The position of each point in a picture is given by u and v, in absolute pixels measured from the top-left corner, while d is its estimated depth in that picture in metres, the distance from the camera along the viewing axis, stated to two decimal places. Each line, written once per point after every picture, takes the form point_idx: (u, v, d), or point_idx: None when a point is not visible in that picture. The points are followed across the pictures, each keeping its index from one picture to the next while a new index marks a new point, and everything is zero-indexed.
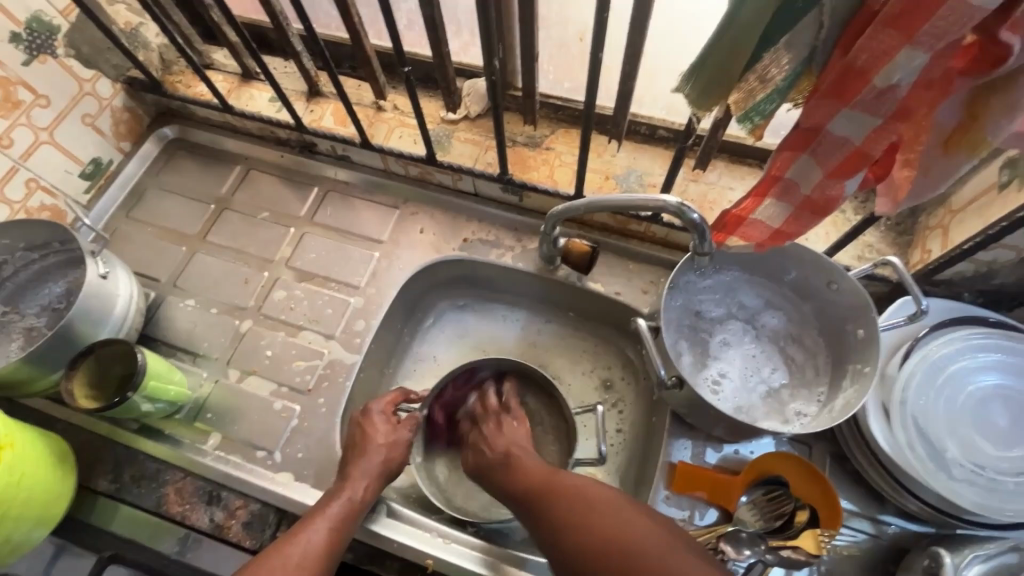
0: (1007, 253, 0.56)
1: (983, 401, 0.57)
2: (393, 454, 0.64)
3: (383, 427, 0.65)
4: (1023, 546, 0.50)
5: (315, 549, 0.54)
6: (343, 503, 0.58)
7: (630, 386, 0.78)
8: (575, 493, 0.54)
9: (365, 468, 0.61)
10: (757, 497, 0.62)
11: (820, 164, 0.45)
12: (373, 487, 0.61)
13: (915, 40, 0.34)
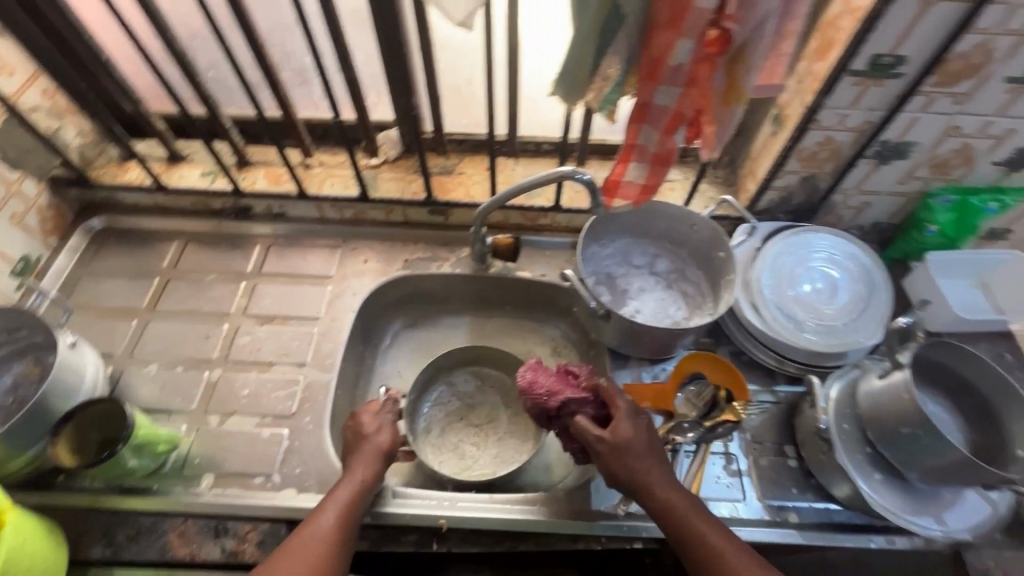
0: (792, 176, 0.82)
1: (810, 277, 0.80)
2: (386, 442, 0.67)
3: (370, 420, 0.68)
4: (859, 364, 0.70)
5: (326, 533, 0.58)
6: (349, 490, 0.62)
7: (572, 354, 0.93)
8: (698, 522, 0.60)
9: (364, 457, 0.65)
10: (689, 393, 0.78)
11: (656, 128, 0.65)
12: (376, 470, 0.64)
13: (682, 33, 0.55)
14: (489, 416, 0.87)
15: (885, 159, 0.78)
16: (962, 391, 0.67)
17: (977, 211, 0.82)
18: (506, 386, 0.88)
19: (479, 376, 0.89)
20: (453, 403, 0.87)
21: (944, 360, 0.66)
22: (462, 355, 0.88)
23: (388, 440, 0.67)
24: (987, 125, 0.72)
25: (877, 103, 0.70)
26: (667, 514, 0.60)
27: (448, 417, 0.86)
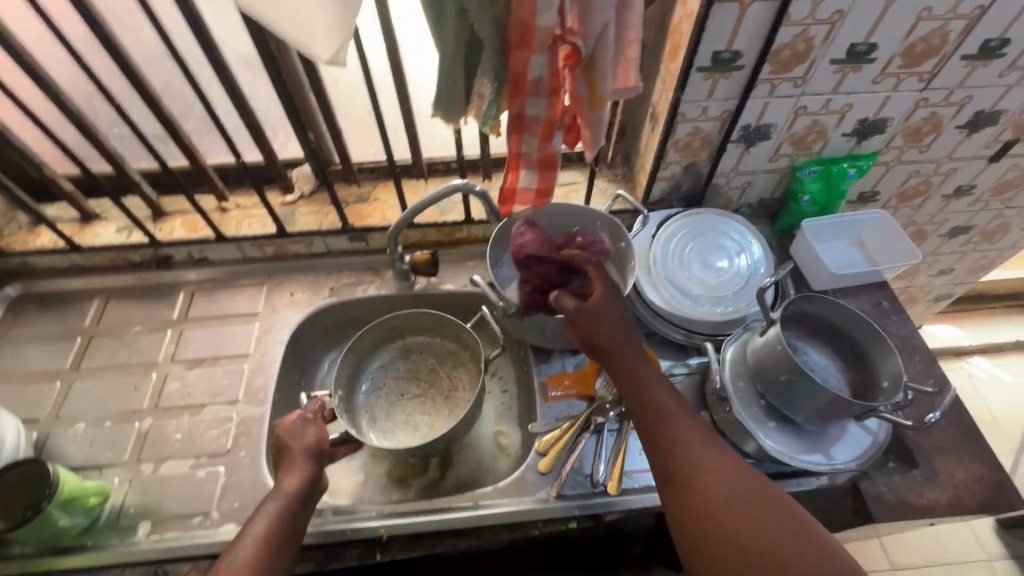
0: (674, 166, 0.90)
1: (702, 255, 0.85)
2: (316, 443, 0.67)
3: (297, 429, 0.68)
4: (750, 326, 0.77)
5: (249, 557, 0.56)
6: (277, 506, 0.61)
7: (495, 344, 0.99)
8: (694, 440, 0.60)
9: (290, 465, 0.65)
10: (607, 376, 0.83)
11: (534, 135, 0.72)
12: (306, 477, 0.64)
13: (534, 50, 0.62)
14: (431, 379, 0.94)
15: (751, 142, 0.87)
16: (834, 335, 0.74)
17: (839, 178, 0.92)
18: (438, 343, 0.96)
19: (405, 346, 0.96)
20: (393, 381, 0.94)
21: (812, 311, 0.74)
22: (384, 337, 0.94)
23: (312, 440, 0.67)
24: (827, 102, 0.82)
25: (729, 92, 0.78)
26: (654, 425, 0.62)
27: (389, 396, 0.93)
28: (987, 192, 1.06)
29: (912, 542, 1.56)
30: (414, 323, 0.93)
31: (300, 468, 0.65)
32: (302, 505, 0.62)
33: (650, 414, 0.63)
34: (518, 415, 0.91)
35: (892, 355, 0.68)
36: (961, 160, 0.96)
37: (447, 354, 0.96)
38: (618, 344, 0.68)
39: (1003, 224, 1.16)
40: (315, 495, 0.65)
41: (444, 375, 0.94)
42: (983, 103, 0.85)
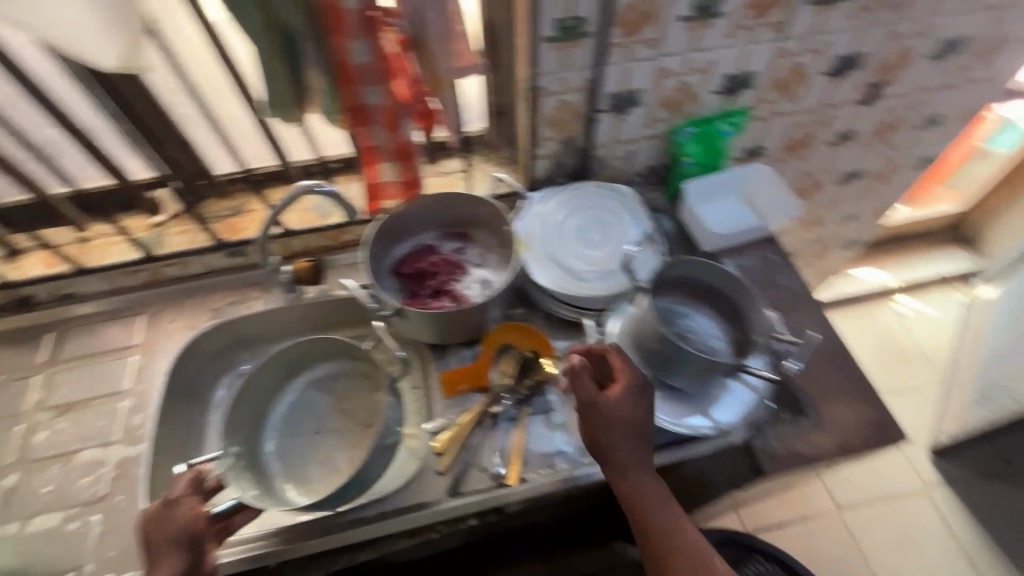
0: (550, 142, 0.88)
1: (587, 230, 0.83)
2: (191, 528, 0.60)
3: (171, 511, 0.61)
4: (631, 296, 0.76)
5: None
6: None
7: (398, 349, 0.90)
8: (677, 540, 0.63)
9: (160, 557, 0.58)
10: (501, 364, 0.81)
11: (380, 126, 0.69)
12: (180, 568, 0.58)
13: (349, 36, 0.59)
14: (345, 410, 0.85)
15: (623, 110, 0.85)
16: (713, 296, 0.74)
17: (716, 136, 0.91)
18: (349, 367, 0.87)
19: (312, 378, 0.87)
20: (304, 420, 0.84)
21: (691, 274, 0.74)
22: (284, 372, 0.85)
23: (187, 523, 0.60)
24: (688, 61, 0.81)
25: (584, 61, 0.76)
26: (644, 510, 0.63)
27: (300, 440, 0.83)
28: (869, 135, 1.07)
29: (854, 481, 1.62)
30: (314, 348, 0.84)
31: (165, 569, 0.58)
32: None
33: (641, 495, 0.63)
34: None
35: (763, 312, 0.68)
36: (835, 107, 0.97)
37: (358, 377, 0.87)
38: (633, 454, 0.63)
39: (892, 165, 1.19)
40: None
41: (358, 399, 0.85)
42: (842, 47, 0.85)
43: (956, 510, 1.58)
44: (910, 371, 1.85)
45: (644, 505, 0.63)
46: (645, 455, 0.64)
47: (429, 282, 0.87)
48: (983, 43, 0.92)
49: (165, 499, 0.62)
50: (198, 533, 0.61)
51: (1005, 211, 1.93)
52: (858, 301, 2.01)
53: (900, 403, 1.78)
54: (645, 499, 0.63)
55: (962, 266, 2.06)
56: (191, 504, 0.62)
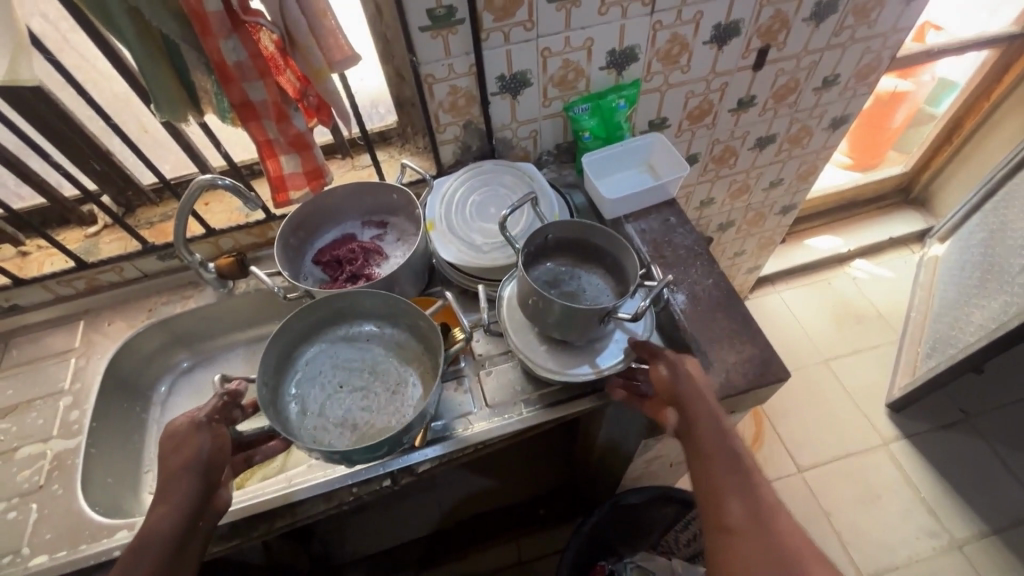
0: (451, 128, 0.93)
1: (485, 206, 0.89)
2: (217, 453, 0.63)
3: (200, 436, 0.63)
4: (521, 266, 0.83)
5: (155, 554, 0.55)
6: (174, 512, 0.57)
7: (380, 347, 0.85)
8: (717, 442, 0.62)
9: (181, 475, 0.59)
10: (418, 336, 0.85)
11: (270, 119, 0.74)
12: (199, 482, 0.60)
13: (217, 36, 0.63)
14: (375, 372, 0.80)
15: (515, 91, 0.91)
16: (596, 254, 0.79)
17: (611, 111, 0.95)
18: (386, 330, 0.83)
19: (345, 332, 0.82)
20: (329, 371, 0.80)
21: (574, 237, 0.79)
22: (319, 321, 0.80)
23: (211, 447, 0.63)
24: (567, 40, 0.86)
25: (464, 47, 0.82)
26: (699, 417, 0.64)
27: (325, 386, 0.78)
28: (770, 100, 1.12)
29: (814, 442, 1.65)
30: (347, 303, 0.80)
31: (175, 496, 0.58)
32: (181, 544, 0.57)
33: (693, 405, 0.65)
34: None
35: (632, 257, 0.73)
36: (726, 74, 1.02)
37: (391, 345, 0.82)
38: (702, 387, 0.67)
39: (802, 127, 1.24)
40: (203, 517, 0.61)
41: (389, 366, 0.80)
42: (717, 16, 0.90)
43: (917, 465, 1.59)
44: (867, 332, 1.88)
45: (696, 415, 0.64)
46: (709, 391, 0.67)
47: (347, 268, 0.92)
48: (857, 2, 0.97)
49: (191, 419, 0.63)
50: (215, 462, 0.63)
51: (949, 169, 1.93)
52: (813, 268, 2.05)
53: (859, 364, 1.81)
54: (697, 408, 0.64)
55: (915, 226, 2.06)
56: (216, 434, 0.64)
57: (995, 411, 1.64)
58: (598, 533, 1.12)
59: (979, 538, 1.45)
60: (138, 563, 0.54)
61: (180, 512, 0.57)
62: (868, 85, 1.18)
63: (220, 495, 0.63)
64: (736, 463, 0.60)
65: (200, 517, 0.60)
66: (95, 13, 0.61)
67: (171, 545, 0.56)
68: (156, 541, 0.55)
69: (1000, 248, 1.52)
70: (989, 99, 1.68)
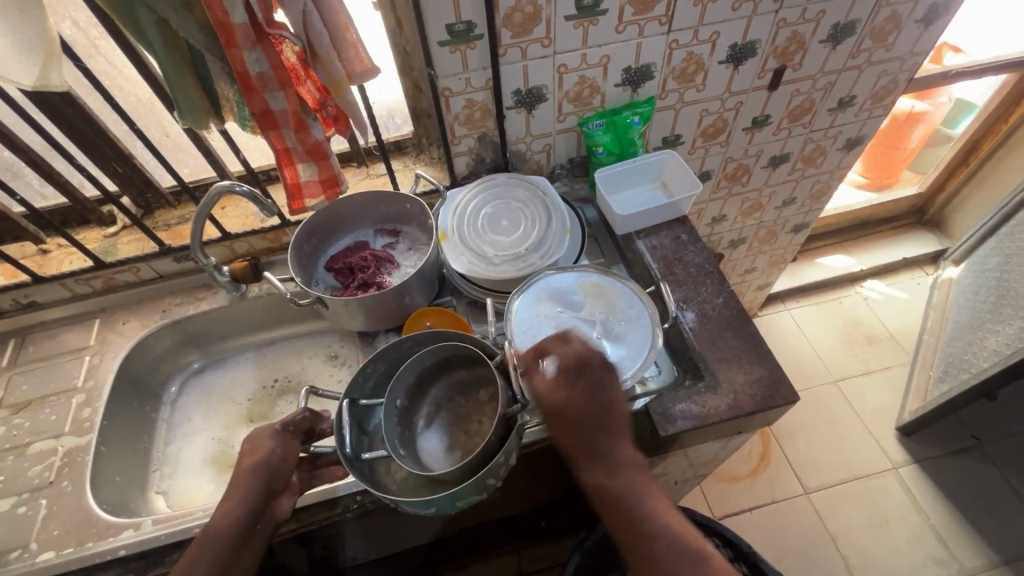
0: (466, 140, 0.94)
1: (497, 218, 0.90)
2: (284, 461, 0.66)
3: (270, 445, 0.66)
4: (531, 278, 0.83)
5: (214, 551, 0.60)
6: (234, 515, 0.62)
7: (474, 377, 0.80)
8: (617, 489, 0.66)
9: (247, 481, 0.63)
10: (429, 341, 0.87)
11: (289, 129, 0.75)
12: (259, 489, 0.63)
13: (241, 47, 0.64)
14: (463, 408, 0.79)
15: (530, 105, 0.91)
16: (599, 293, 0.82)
17: (625, 126, 0.96)
18: (477, 375, 0.81)
19: (446, 366, 0.80)
20: (429, 399, 0.80)
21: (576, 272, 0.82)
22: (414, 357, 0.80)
23: (278, 456, 0.65)
24: (584, 57, 0.86)
25: (481, 62, 0.83)
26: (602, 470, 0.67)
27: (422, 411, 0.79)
28: (784, 119, 1.13)
29: (820, 463, 1.63)
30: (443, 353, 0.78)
31: (238, 495, 0.62)
32: (237, 543, 0.62)
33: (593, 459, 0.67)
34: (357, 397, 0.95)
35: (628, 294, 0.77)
36: (742, 93, 1.02)
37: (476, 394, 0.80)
38: (599, 414, 0.69)
39: (817, 147, 1.23)
40: (261, 521, 0.64)
41: (470, 413, 0.79)
42: (733, 36, 0.91)
43: (926, 491, 1.56)
44: (878, 354, 1.85)
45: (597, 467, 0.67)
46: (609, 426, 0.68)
47: (358, 276, 0.93)
48: (875, 25, 0.97)
49: (268, 429, 0.67)
50: (280, 471, 0.66)
51: (965, 191, 1.91)
52: (823, 287, 2.03)
53: (870, 385, 1.79)
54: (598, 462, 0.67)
55: (929, 248, 2.03)
56: (286, 445, 0.67)
57: (1008, 438, 1.61)
58: (599, 548, 1.12)
59: (989, 568, 1.42)
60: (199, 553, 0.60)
61: (239, 515, 0.62)
62: (885, 107, 1.17)
63: (281, 502, 0.67)
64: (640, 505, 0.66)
65: (259, 521, 0.63)
66: (125, 23, 0.63)
67: (228, 543, 0.61)
68: (217, 540, 0.61)
69: (1016, 273, 1.50)
70: (1006, 123, 1.67)
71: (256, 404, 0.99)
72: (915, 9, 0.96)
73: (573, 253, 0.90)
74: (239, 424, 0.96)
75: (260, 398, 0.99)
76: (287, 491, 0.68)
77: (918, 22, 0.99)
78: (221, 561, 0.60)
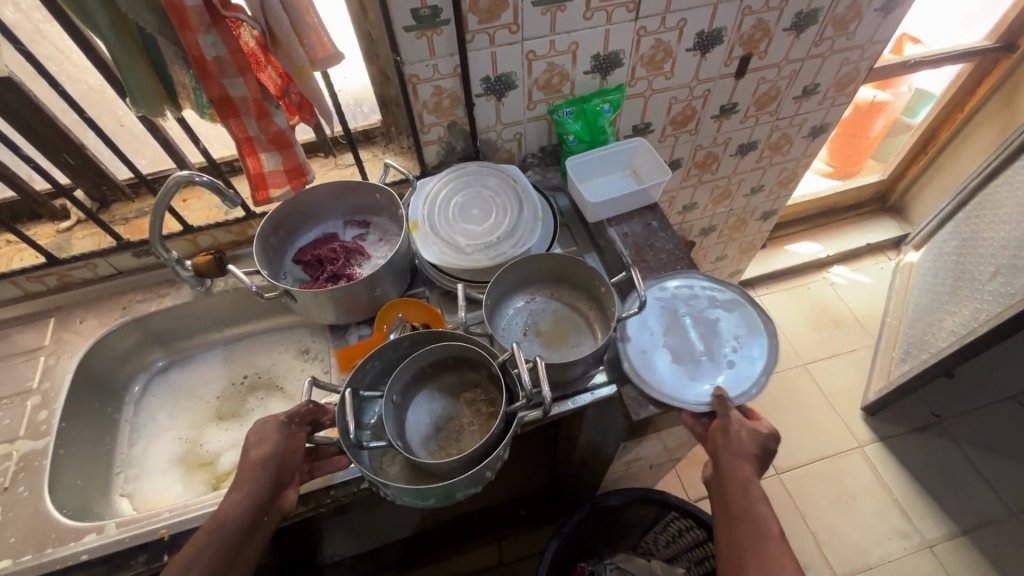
0: (435, 128, 0.93)
1: (469, 208, 0.89)
2: (290, 451, 0.65)
3: (273, 436, 0.64)
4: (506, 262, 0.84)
5: (220, 542, 0.57)
6: (244, 504, 0.59)
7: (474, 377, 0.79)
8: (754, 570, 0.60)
9: (254, 471, 0.61)
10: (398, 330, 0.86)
11: (250, 117, 0.73)
12: (267, 479, 0.61)
13: (195, 30, 0.62)
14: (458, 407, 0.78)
15: (500, 93, 0.91)
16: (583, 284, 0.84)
17: (595, 114, 0.96)
18: (470, 375, 0.80)
19: (445, 365, 0.79)
20: (427, 397, 0.79)
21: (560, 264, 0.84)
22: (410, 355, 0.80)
23: (282, 446, 0.64)
24: (552, 43, 0.86)
25: (449, 48, 0.82)
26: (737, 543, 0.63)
27: (415, 407, 0.78)
28: (752, 107, 1.14)
29: (791, 444, 1.67)
30: (442, 352, 0.77)
31: (249, 486, 0.60)
32: (243, 536, 0.59)
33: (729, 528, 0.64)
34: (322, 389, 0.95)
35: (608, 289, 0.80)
36: (709, 81, 1.04)
37: (468, 393, 0.79)
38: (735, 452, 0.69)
39: (783, 134, 1.26)
40: (267, 514, 0.62)
41: (462, 415, 0.78)
42: (700, 23, 0.91)
43: (891, 467, 1.62)
44: (845, 337, 1.91)
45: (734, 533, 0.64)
46: (758, 492, 0.66)
47: (328, 268, 0.91)
48: (836, 13, 0.99)
49: (275, 419, 0.65)
50: (288, 462, 0.64)
51: (925, 178, 1.98)
52: (793, 273, 2.08)
53: (837, 367, 1.84)
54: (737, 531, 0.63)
55: (891, 233, 2.10)
56: (292, 433, 0.65)
57: (966, 414, 1.68)
58: (577, 533, 1.12)
59: (949, 539, 1.49)
60: (202, 548, 0.56)
61: (245, 506, 0.59)
62: (848, 95, 1.20)
63: (287, 495, 0.65)
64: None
65: (266, 513, 0.61)
66: (70, 5, 0.60)
67: (235, 537, 0.58)
68: (225, 529, 0.57)
69: (971, 256, 1.56)
70: (962, 111, 1.73)
71: (225, 401, 0.96)
72: None
73: (546, 241, 0.90)
74: (207, 422, 0.94)
75: (228, 396, 0.97)
76: (293, 483, 0.66)
77: (878, 11, 1.02)
78: (226, 556, 0.57)
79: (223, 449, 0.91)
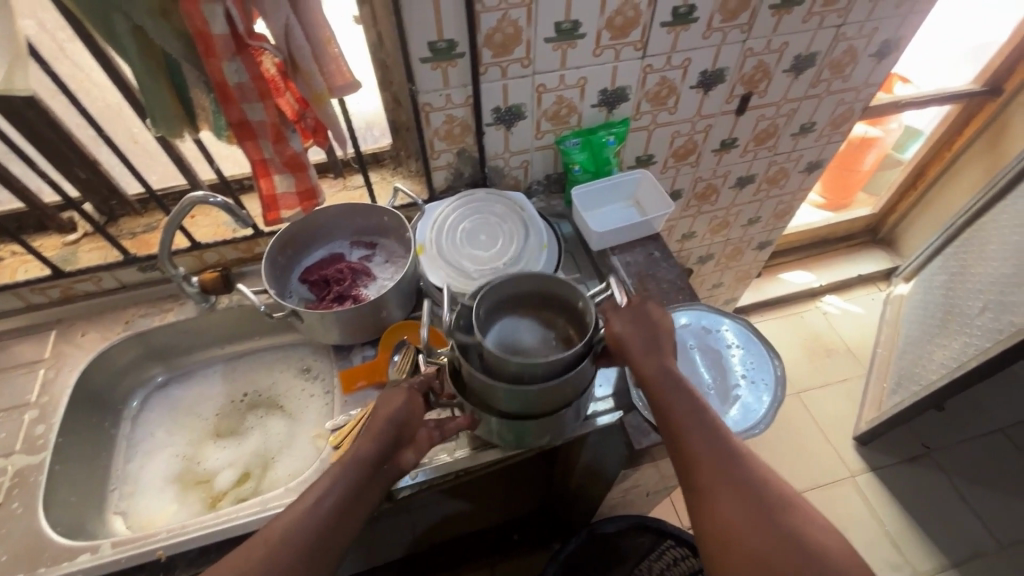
0: (445, 155, 0.96)
1: (478, 234, 0.91)
2: (413, 412, 0.66)
3: (399, 398, 0.65)
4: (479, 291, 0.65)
5: (347, 481, 0.58)
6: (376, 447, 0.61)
7: None
8: (737, 498, 0.55)
9: (382, 424, 0.62)
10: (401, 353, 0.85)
11: (266, 139, 0.74)
12: (393, 430, 0.62)
13: (219, 57, 0.63)
14: None
15: (509, 123, 0.93)
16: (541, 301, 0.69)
17: (600, 146, 0.98)
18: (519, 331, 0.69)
19: None
20: None
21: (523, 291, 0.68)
22: None
23: (407, 405, 0.65)
24: (562, 78, 0.88)
25: (462, 79, 0.84)
26: (709, 476, 0.57)
27: None
28: (751, 142, 1.18)
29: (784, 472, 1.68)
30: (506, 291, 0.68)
31: (377, 434, 0.61)
32: (367, 479, 0.59)
33: (698, 472, 0.58)
34: (324, 408, 0.95)
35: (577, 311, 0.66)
36: (711, 117, 1.07)
37: None
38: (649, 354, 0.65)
39: (781, 169, 1.29)
40: (384, 468, 0.62)
41: None
42: (703, 63, 0.95)
43: (882, 498, 1.63)
44: (837, 366, 1.94)
45: (705, 469, 0.58)
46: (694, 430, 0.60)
47: (334, 288, 0.91)
48: (833, 57, 1.03)
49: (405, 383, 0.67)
50: (411, 420, 0.65)
51: (914, 212, 2.03)
52: (787, 301, 2.12)
53: (830, 397, 1.86)
54: (704, 463, 0.58)
55: (881, 265, 2.14)
56: (412, 397, 0.66)
57: (955, 445, 1.70)
58: (573, 560, 1.12)
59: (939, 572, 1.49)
60: (334, 484, 0.57)
61: (373, 452, 0.60)
62: (842, 133, 1.24)
63: (404, 455, 0.65)
64: (772, 518, 0.54)
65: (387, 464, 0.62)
66: (97, 28, 0.61)
67: (360, 479, 0.59)
68: (354, 469, 0.59)
69: (960, 291, 1.59)
70: (951, 150, 1.79)
71: (224, 418, 0.96)
72: (869, 43, 1.03)
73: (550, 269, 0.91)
74: (205, 440, 0.93)
75: (228, 413, 0.96)
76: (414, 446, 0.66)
77: (873, 56, 1.06)
78: (352, 495, 0.58)
79: (221, 467, 0.90)
